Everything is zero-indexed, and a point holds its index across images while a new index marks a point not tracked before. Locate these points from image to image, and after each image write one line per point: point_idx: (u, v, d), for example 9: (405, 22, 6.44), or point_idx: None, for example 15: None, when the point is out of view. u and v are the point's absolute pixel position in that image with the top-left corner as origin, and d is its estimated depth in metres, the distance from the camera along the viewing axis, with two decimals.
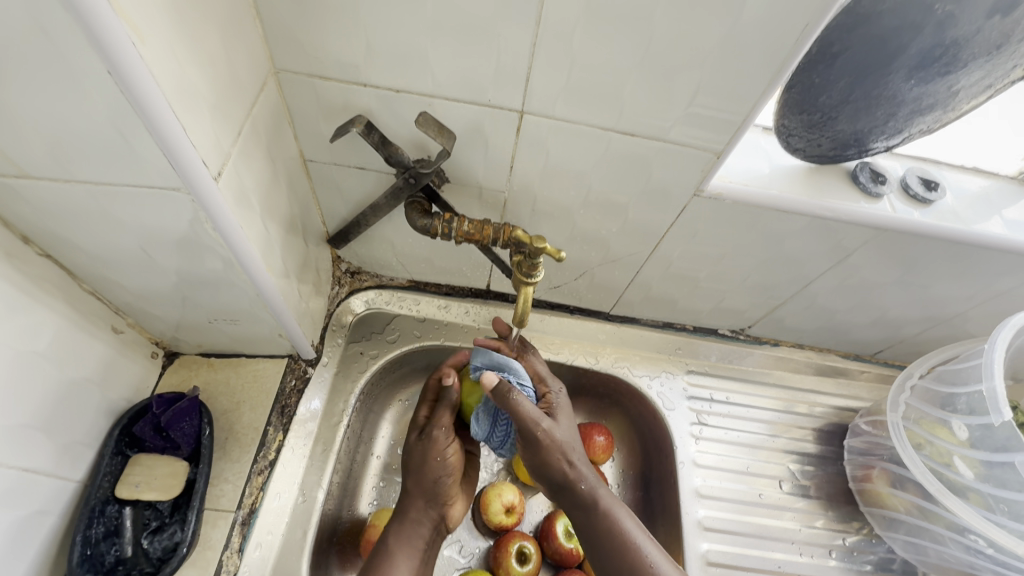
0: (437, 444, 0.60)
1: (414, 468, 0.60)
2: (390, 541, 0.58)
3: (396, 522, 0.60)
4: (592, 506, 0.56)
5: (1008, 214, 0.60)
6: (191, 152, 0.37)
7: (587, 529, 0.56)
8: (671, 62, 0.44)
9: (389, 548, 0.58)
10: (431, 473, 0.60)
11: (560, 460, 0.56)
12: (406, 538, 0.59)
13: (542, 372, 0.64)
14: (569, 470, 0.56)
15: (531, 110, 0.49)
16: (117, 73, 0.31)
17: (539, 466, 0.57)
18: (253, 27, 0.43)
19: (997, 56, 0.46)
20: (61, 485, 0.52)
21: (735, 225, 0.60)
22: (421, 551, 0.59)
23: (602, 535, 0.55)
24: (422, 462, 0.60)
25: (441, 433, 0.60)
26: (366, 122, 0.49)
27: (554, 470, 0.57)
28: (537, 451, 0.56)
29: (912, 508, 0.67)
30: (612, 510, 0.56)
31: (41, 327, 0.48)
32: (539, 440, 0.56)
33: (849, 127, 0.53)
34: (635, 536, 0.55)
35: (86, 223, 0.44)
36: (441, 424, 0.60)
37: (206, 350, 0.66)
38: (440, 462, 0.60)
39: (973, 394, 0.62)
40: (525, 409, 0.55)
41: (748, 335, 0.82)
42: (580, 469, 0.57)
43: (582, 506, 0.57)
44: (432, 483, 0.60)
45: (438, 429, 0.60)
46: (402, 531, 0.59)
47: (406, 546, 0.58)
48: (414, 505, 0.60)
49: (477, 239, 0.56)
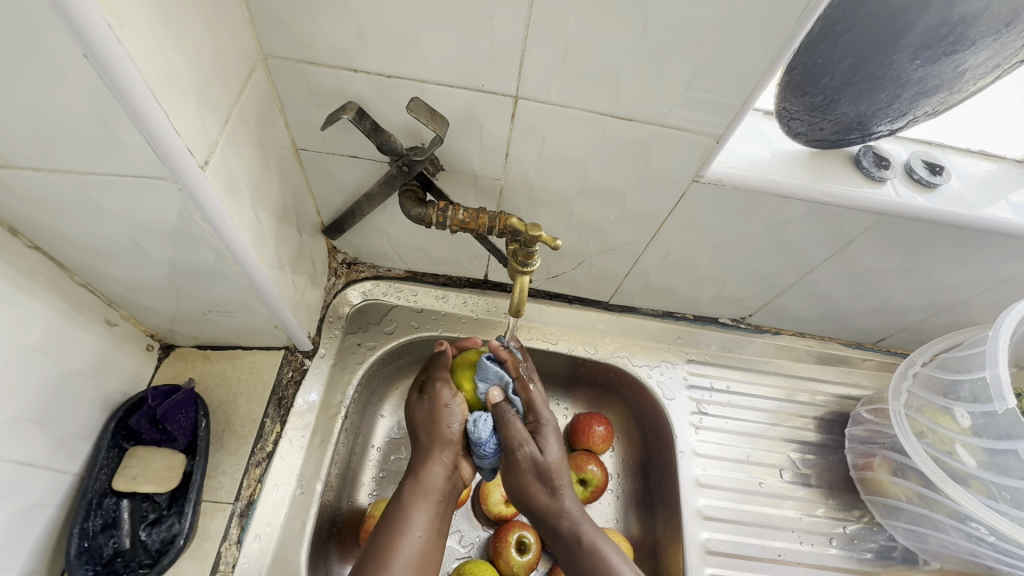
0: (444, 396, 0.61)
1: (421, 424, 0.61)
2: (404, 496, 0.57)
3: (412, 477, 0.59)
4: (576, 542, 0.58)
5: (1013, 198, 0.59)
6: (175, 139, 0.36)
7: (577, 569, 0.57)
8: (669, 44, 0.43)
9: (403, 502, 0.56)
10: (443, 423, 0.60)
11: (542, 490, 0.58)
12: (422, 492, 0.57)
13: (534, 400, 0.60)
14: (551, 499, 0.58)
15: (526, 95, 0.48)
16: (94, 57, 0.30)
17: (520, 495, 0.59)
18: (238, 11, 0.42)
19: (1005, 34, 0.44)
20: (57, 478, 0.52)
21: (735, 211, 0.58)
22: (437, 504, 0.57)
23: (589, 573, 0.56)
24: (432, 415, 0.60)
25: (445, 390, 0.61)
26: (357, 109, 0.47)
27: (535, 501, 0.59)
28: (518, 476, 0.58)
29: (913, 496, 0.67)
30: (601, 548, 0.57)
31: (32, 320, 0.48)
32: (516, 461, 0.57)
33: (851, 110, 0.52)
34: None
35: (74, 214, 0.43)
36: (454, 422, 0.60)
37: (202, 343, 0.66)
38: (450, 411, 0.60)
39: (976, 381, 0.61)
40: (517, 430, 0.58)
41: (749, 324, 0.81)
42: (565, 499, 0.59)
43: (569, 544, 0.58)
44: (444, 432, 0.60)
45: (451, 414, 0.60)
46: (417, 484, 0.58)
47: (422, 499, 0.57)
48: (429, 457, 0.59)
49: (472, 228, 0.55)
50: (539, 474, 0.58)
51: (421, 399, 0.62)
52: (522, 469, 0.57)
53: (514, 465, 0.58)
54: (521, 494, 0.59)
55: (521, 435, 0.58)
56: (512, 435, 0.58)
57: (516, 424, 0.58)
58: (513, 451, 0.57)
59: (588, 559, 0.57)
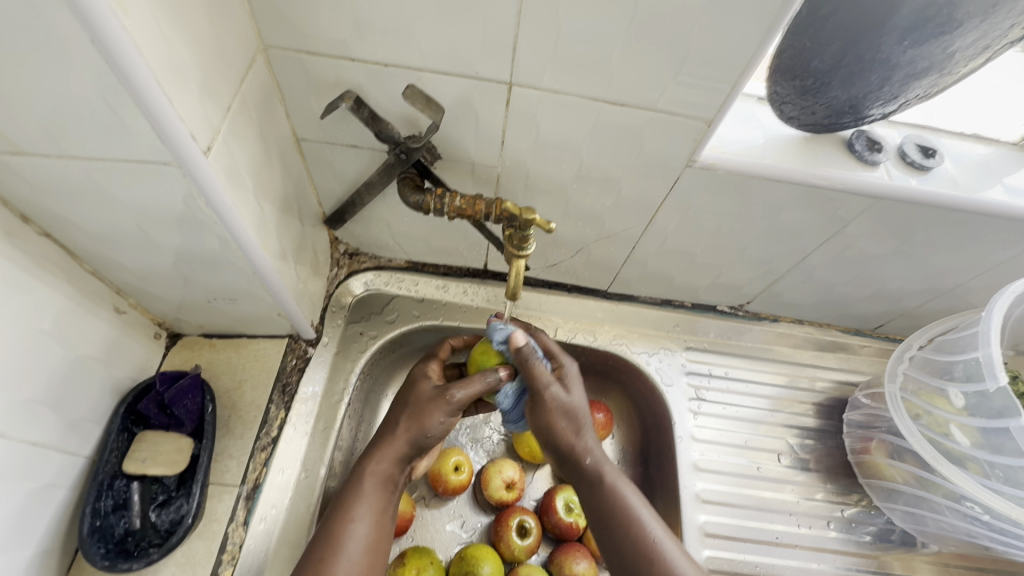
0: (447, 405, 0.57)
1: (408, 410, 0.58)
2: (360, 482, 0.56)
3: (368, 458, 0.57)
4: (595, 480, 0.56)
5: (1009, 180, 0.60)
6: (178, 125, 0.38)
7: (600, 511, 0.56)
8: (658, 29, 0.44)
9: (358, 490, 0.55)
10: (427, 427, 0.57)
11: (566, 430, 0.57)
12: (376, 481, 0.56)
13: (556, 350, 0.62)
14: (575, 439, 0.57)
15: (519, 82, 0.49)
16: (100, 42, 0.32)
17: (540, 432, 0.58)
18: (238, 2, 0.43)
19: (993, 15, 0.45)
20: (70, 460, 0.54)
21: (729, 196, 0.59)
22: (387, 498, 0.56)
23: (609, 510, 0.55)
24: (425, 411, 0.57)
25: (457, 398, 0.57)
26: (355, 98, 0.49)
27: (557, 440, 0.57)
28: (544, 416, 0.57)
29: (910, 478, 0.67)
30: (618, 485, 0.56)
31: (44, 307, 0.49)
32: (542, 402, 0.56)
33: (842, 93, 0.52)
34: (642, 515, 0.55)
35: (82, 202, 0.45)
36: (463, 389, 0.57)
37: (209, 332, 0.68)
38: (441, 421, 0.57)
39: (970, 361, 0.61)
40: (542, 372, 0.57)
41: (747, 312, 0.82)
42: (585, 438, 0.58)
43: (589, 482, 0.57)
44: (422, 432, 0.57)
45: (452, 397, 0.57)
46: (375, 471, 0.56)
47: (377, 488, 0.56)
48: (395, 445, 0.57)
49: (469, 214, 0.56)
50: (568, 416, 0.57)
51: (421, 394, 0.59)
52: (548, 406, 0.56)
53: (541, 406, 0.57)
54: (542, 435, 0.57)
55: (546, 375, 0.57)
56: (539, 380, 0.57)
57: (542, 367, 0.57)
58: (540, 394, 0.56)
59: (608, 496, 0.56)
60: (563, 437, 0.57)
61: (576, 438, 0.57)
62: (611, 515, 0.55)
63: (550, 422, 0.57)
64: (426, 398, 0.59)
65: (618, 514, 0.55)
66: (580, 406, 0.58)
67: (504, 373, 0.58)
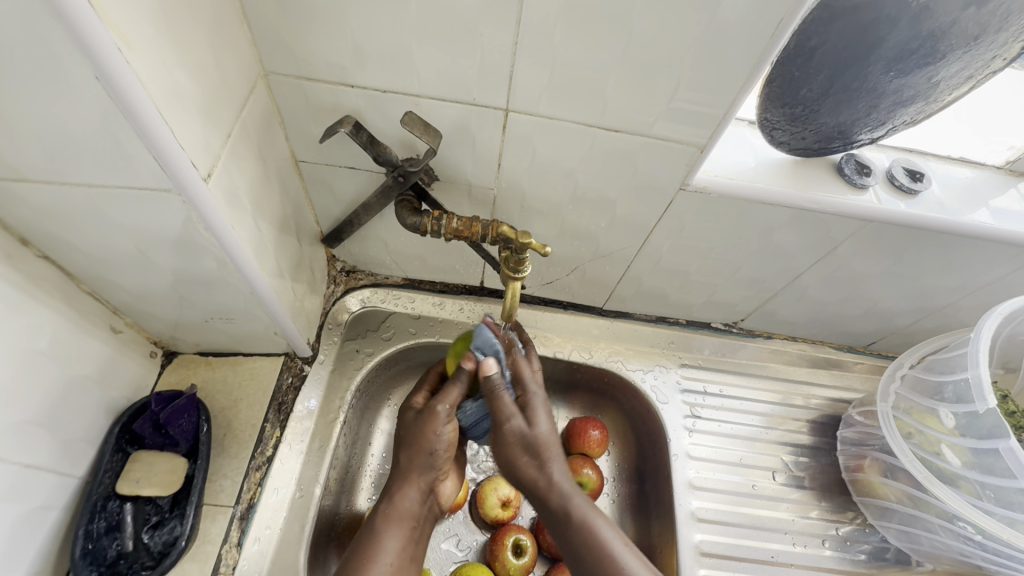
0: (437, 419, 0.57)
1: (408, 438, 0.59)
2: (379, 519, 0.57)
3: (385, 496, 0.58)
4: (564, 516, 0.56)
5: (995, 204, 0.61)
6: (179, 153, 0.38)
7: (574, 548, 0.55)
8: (652, 59, 0.45)
9: (378, 527, 0.56)
10: (427, 447, 0.58)
11: (530, 464, 0.56)
12: (396, 517, 0.57)
13: (525, 376, 0.60)
14: (538, 473, 0.57)
15: (516, 108, 0.50)
16: (105, 79, 0.32)
17: (510, 468, 0.57)
18: (240, 31, 0.44)
19: (974, 47, 0.47)
20: (63, 481, 0.53)
21: (722, 218, 0.60)
22: (410, 529, 0.57)
23: (580, 545, 0.55)
24: (420, 434, 0.58)
25: (443, 410, 0.57)
26: (354, 123, 0.49)
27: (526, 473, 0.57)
28: (505, 449, 0.56)
29: (903, 497, 0.68)
30: (588, 520, 0.56)
31: (40, 328, 0.49)
32: (502, 434, 0.56)
33: (831, 120, 0.54)
34: (613, 546, 0.54)
35: (82, 225, 0.45)
36: (446, 401, 0.57)
37: (204, 350, 0.68)
38: (440, 434, 0.57)
39: (960, 382, 0.62)
40: (507, 403, 0.55)
41: (742, 329, 0.83)
42: (552, 470, 0.57)
43: (559, 516, 0.56)
44: (427, 455, 0.58)
45: (438, 408, 0.57)
46: (392, 506, 0.57)
47: (397, 522, 0.57)
48: (406, 478, 0.58)
49: (466, 236, 0.57)
50: (530, 451, 0.56)
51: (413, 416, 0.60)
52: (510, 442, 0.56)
53: (501, 439, 0.56)
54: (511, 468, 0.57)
55: (509, 408, 0.56)
56: (499, 406, 0.55)
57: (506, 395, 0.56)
58: (500, 424, 0.56)
59: (577, 531, 0.55)
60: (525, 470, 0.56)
61: (541, 472, 0.57)
62: (583, 548, 0.55)
63: (511, 458, 0.56)
64: (417, 420, 0.59)
65: (588, 549, 0.54)
66: (545, 437, 0.57)
67: (471, 364, 0.57)
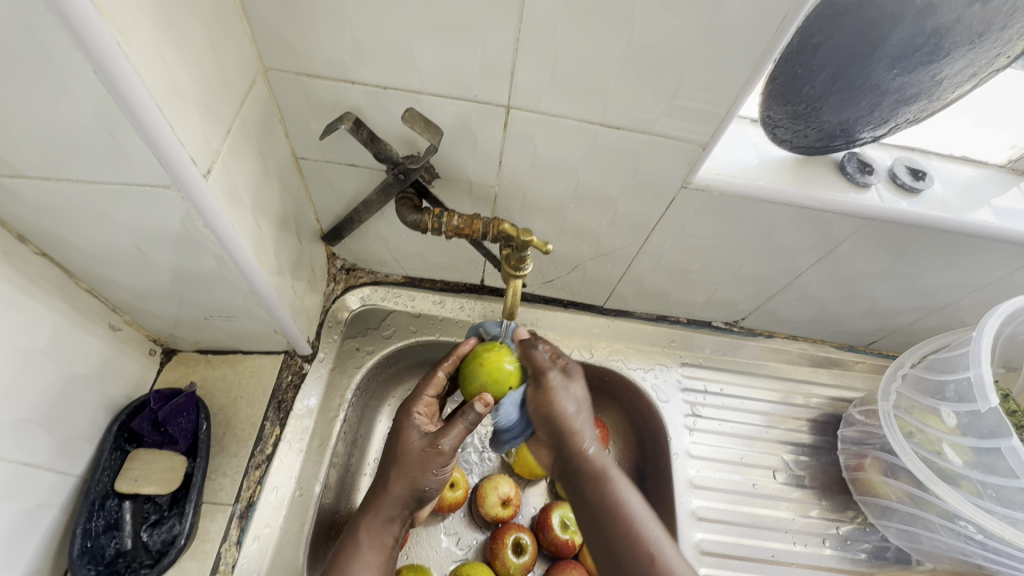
0: (440, 458, 0.56)
1: (402, 463, 0.57)
2: (359, 538, 0.56)
3: (366, 517, 0.56)
4: (595, 472, 0.56)
5: (997, 202, 0.61)
6: (178, 148, 0.38)
7: (597, 515, 0.54)
8: (655, 56, 0.44)
9: (356, 544, 0.55)
10: (421, 483, 0.56)
11: (568, 413, 0.58)
12: (375, 542, 0.56)
13: (557, 352, 0.66)
14: (577, 425, 0.58)
15: (517, 105, 0.50)
16: (103, 72, 0.32)
17: (545, 418, 0.59)
18: (240, 26, 0.44)
19: (979, 45, 0.46)
20: (61, 480, 0.53)
21: (725, 216, 0.60)
22: (387, 556, 0.56)
23: (604, 504, 0.54)
24: (417, 467, 0.56)
25: (448, 448, 0.57)
26: (355, 119, 0.50)
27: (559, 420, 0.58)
28: (542, 402, 0.59)
29: (904, 496, 0.68)
30: (615, 478, 0.56)
31: (38, 325, 0.49)
32: (547, 385, 0.59)
33: (834, 117, 0.53)
34: (637, 509, 0.54)
35: (80, 222, 0.45)
36: (451, 436, 0.57)
37: (204, 348, 0.67)
38: (435, 474, 0.57)
39: (962, 381, 0.62)
40: (543, 358, 0.60)
41: (742, 328, 0.82)
42: (586, 430, 0.58)
43: (589, 477, 0.56)
44: (418, 488, 0.56)
45: (445, 445, 0.56)
46: (372, 527, 0.56)
47: (374, 543, 0.56)
48: (390, 503, 0.56)
49: (466, 234, 0.57)
50: (571, 404, 0.58)
51: (411, 443, 0.58)
52: (549, 392, 0.58)
53: (544, 390, 0.59)
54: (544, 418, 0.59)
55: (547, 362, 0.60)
56: (536, 359, 0.60)
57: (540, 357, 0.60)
58: (541, 374, 0.59)
59: (604, 494, 0.54)
60: (565, 417, 0.58)
61: (579, 426, 0.58)
62: (606, 508, 0.54)
63: (552, 406, 0.58)
64: (417, 450, 0.57)
65: (610, 507, 0.54)
66: (581, 398, 0.60)
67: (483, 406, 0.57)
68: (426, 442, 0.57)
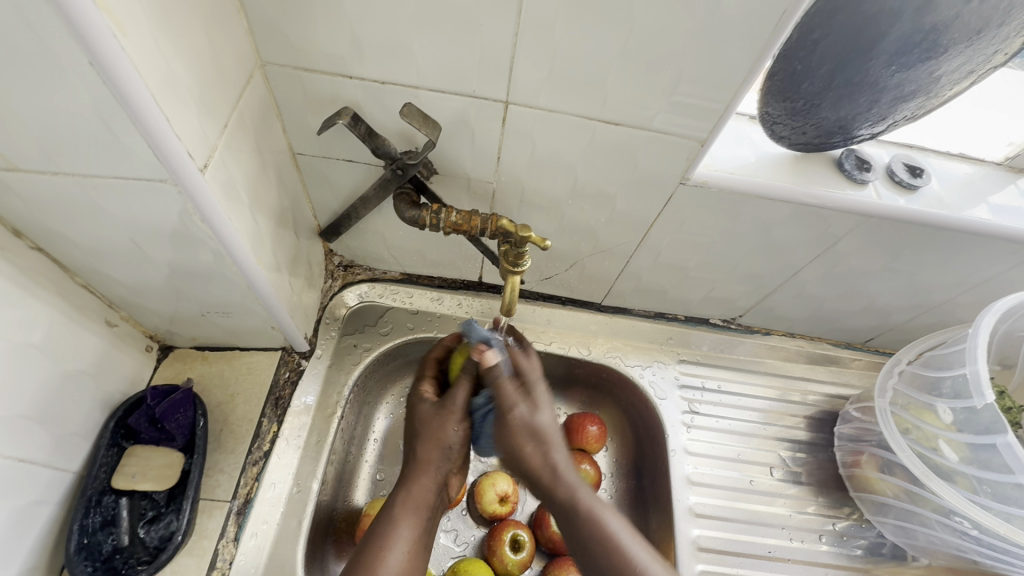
0: (457, 413, 0.59)
1: (427, 431, 0.59)
2: (394, 508, 0.55)
3: (401, 489, 0.57)
4: (568, 505, 0.54)
5: (994, 200, 0.61)
6: (175, 142, 0.38)
7: (579, 538, 0.53)
8: (653, 51, 0.44)
9: (393, 515, 0.55)
10: (445, 442, 0.58)
11: (537, 441, 0.56)
12: (413, 504, 0.56)
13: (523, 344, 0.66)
14: (545, 453, 0.56)
15: (516, 100, 0.50)
16: (100, 65, 0.32)
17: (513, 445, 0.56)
18: (238, 21, 0.44)
19: (977, 42, 0.47)
20: (57, 475, 0.53)
21: (723, 213, 0.60)
22: (425, 520, 0.56)
23: (581, 528, 0.53)
24: (439, 428, 0.59)
25: (461, 403, 0.60)
26: (352, 114, 0.49)
27: (534, 444, 0.56)
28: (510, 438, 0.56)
29: (900, 493, 0.68)
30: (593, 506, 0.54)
31: (34, 320, 0.49)
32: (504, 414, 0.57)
33: (833, 114, 0.53)
34: (615, 530, 0.53)
35: (77, 217, 0.45)
36: (461, 391, 0.60)
37: (201, 344, 0.67)
38: (456, 431, 0.59)
39: (958, 377, 0.62)
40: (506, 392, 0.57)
41: (740, 325, 0.83)
42: (556, 450, 0.57)
43: (560, 502, 0.55)
44: (444, 449, 0.59)
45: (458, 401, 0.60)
46: (408, 497, 0.56)
47: (410, 513, 0.55)
48: (423, 471, 0.58)
49: (464, 229, 0.56)
50: (545, 426, 0.57)
51: (426, 414, 0.60)
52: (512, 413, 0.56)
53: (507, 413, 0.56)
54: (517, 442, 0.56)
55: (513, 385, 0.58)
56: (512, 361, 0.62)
57: (508, 384, 0.58)
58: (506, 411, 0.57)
59: (578, 519, 0.53)
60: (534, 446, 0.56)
61: (552, 449, 0.56)
62: (581, 532, 0.53)
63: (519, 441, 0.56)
64: (433, 414, 0.60)
65: (587, 532, 0.53)
66: (546, 422, 0.57)
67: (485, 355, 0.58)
68: (440, 406, 0.60)
